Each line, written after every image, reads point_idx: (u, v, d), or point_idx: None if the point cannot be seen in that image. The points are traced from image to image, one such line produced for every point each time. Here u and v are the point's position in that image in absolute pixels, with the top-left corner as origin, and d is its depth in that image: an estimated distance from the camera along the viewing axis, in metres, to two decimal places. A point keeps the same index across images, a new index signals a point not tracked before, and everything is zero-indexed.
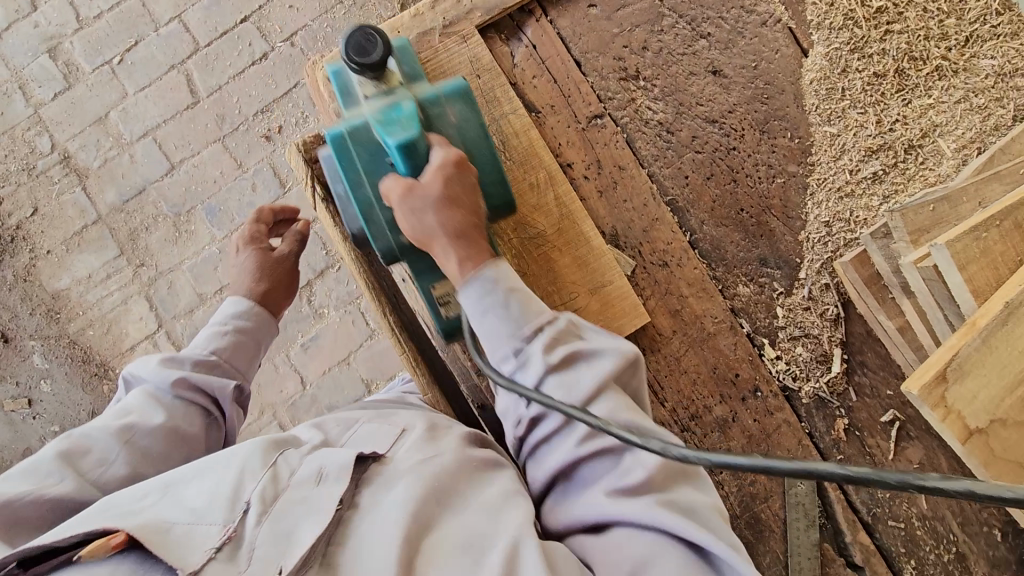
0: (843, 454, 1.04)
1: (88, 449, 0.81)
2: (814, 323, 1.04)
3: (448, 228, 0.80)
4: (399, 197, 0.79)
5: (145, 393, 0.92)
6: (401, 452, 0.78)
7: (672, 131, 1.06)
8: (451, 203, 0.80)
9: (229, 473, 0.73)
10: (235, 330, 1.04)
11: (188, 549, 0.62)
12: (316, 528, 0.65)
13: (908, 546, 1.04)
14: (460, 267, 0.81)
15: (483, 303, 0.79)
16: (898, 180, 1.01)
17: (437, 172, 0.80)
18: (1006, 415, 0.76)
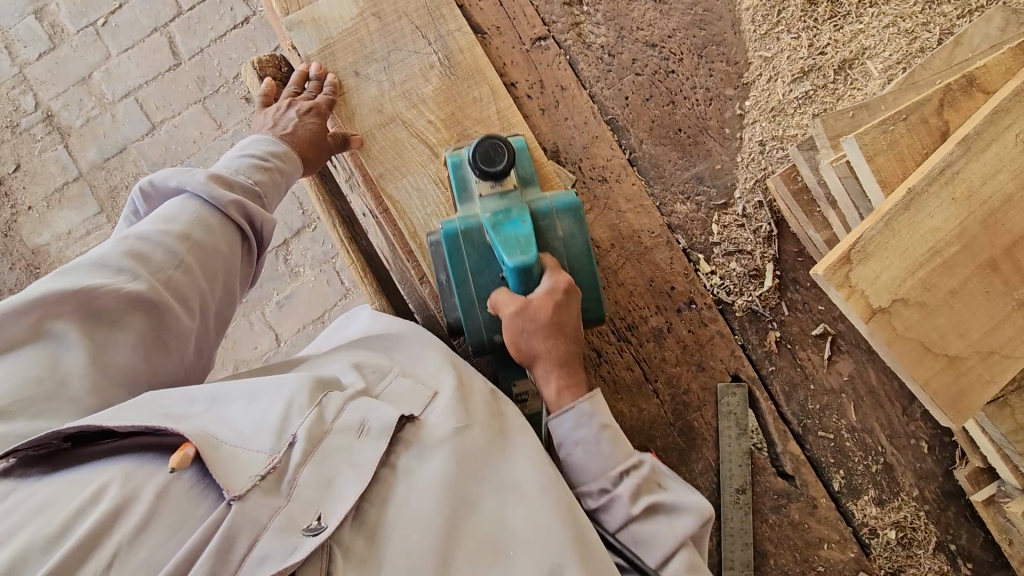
0: (774, 365, 1.07)
1: (150, 255, 0.75)
2: (748, 240, 1.07)
3: (551, 353, 0.82)
4: (508, 314, 0.82)
5: (198, 206, 0.81)
6: (435, 418, 0.77)
7: (613, 54, 1.10)
8: (557, 331, 0.82)
9: (276, 401, 0.70)
10: (281, 169, 0.92)
11: (237, 470, 0.61)
12: (357, 485, 0.65)
13: (837, 457, 1.06)
14: (547, 345, 0.82)
15: (578, 440, 0.78)
16: (828, 100, 1.05)
17: (545, 297, 0.82)
18: (908, 295, 0.80)
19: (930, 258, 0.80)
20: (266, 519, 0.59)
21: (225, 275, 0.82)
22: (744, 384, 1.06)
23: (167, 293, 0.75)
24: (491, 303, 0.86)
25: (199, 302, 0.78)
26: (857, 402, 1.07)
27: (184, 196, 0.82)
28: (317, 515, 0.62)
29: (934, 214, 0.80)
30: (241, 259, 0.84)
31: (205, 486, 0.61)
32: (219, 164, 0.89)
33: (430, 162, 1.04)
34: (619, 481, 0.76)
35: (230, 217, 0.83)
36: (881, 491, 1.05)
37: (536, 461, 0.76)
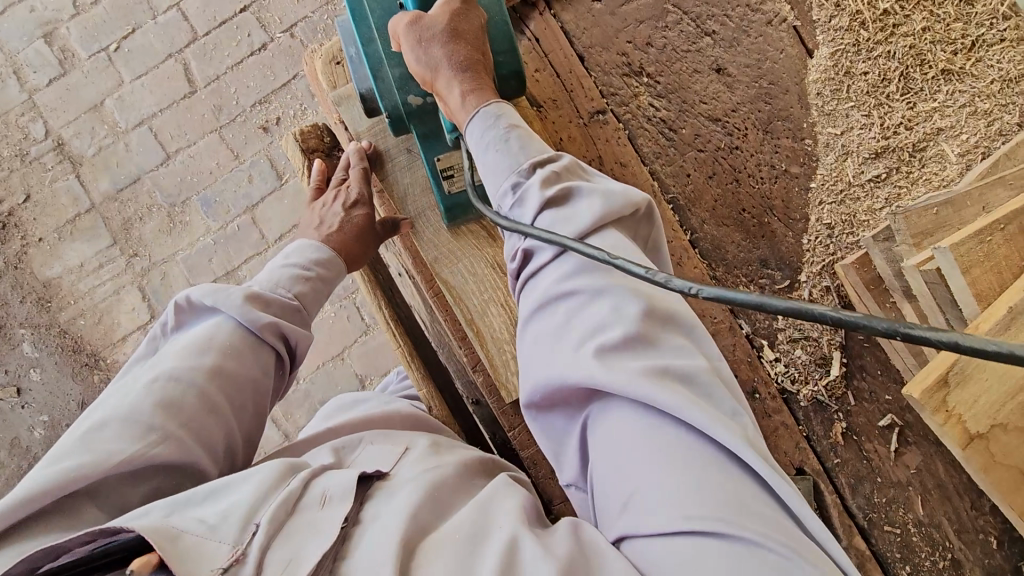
0: (840, 457, 1.03)
1: (181, 394, 0.70)
2: (814, 326, 1.03)
3: (457, 56, 0.81)
4: (405, 23, 0.82)
5: (233, 330, 0.78)
6: (405, 472, 0.72)
7: (675, 129, 1.05)
8: (455, 36, 0.82)
9: (242, 486, 0.64)
10: (321, 276, 0.91)
11: (197, 564, 0.54)
12: (324, 543, 0.57)
13: (903, 552, 1.02)
14: (461, 99, 0.81)
15: (486, 137, 0.77)
16: (902, 183, 1.00)
17: (443, 5, 0.83)
18: (1007, 421, 0.75)
19: None
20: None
21: (252, 405, 0.78)
22: (809, 476, 1.02)
23: (199, 443, 0.69)
24: (394, 43, 0.84)
25: (227, 444, 0.73)
26: (924, 496, 1.03)
27: (217, 319, 0.79)
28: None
29: None
30: (270, 384, 0.81)
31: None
32: (259, 277, 0.88)
33: (486, 245, 0.99)
34: (531, 173, 0.73)
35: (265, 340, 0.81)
36: None
37: (499, 484, 0.68)
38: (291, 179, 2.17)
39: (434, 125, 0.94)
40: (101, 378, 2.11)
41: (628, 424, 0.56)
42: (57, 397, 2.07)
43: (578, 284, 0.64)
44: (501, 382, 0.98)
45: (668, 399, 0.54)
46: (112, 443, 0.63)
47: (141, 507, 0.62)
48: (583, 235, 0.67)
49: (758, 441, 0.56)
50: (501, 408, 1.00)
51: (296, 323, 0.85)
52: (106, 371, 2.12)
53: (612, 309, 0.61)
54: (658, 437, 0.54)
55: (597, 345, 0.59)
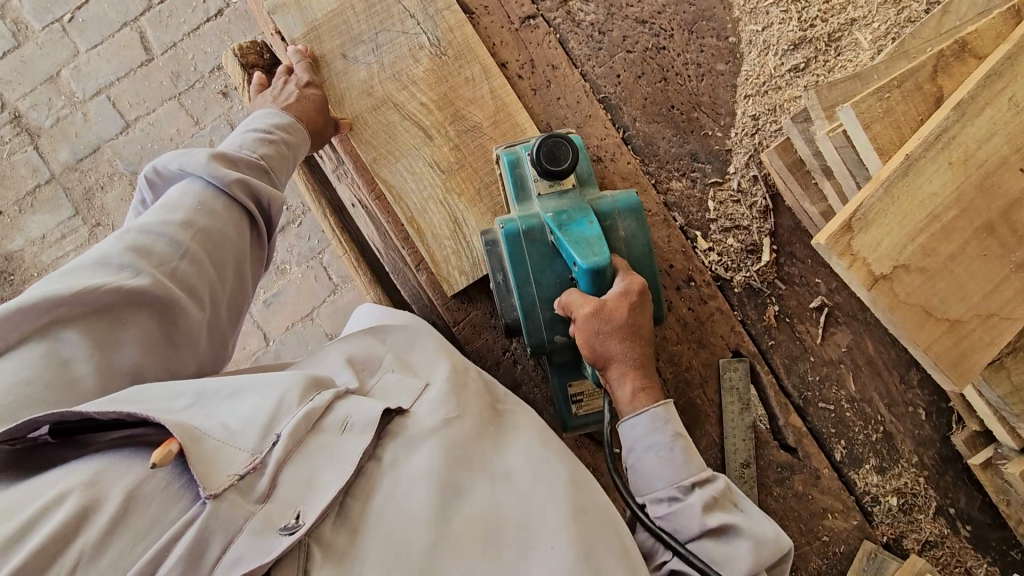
0: (774, 340, 1.07)
1: (153, 245, 0.73)
2: (744, 215, 1.07)
3: (642, 387, 0.82)
4: (583, 317, 0.80)
5: (198, 190, 0.78)
6: (425, 411, 0.77)
7: (604, 31, 1.09)
8: (633, 335, 0.81)
9: (267, 401, 0.68)
10: (286, 140, 0.90)
11: (214, 466, 0.60)
12: (337, 483, 0.64)
13: (838, 428, 1.07)
14: (631, 396, 0.81)
15: (650, 439, 0.80)
16: (819, 72, 1.05)
17: (620, 299, 0.81)
18: (909, 261, 0.80)
19: (928, 224, 0.80)
20: (241, 520, 0.58)
21: (233, 262, 0.79)
22: (745, 359, 1.06)
23: (172, 287, 0.71)
24: (561, 305, 0.83)
25: (210, 293, 0.76)
26: (856, 373, 1.08)
27: (186, 181, 0.80)
28: (296, 512, 0.61)
29: (932, 179, 0.80)
30: (247, 243, 0.81)
31: (182, 486, 0.60)
32: (223, 143, 0.87)
33: (423, 145, 1.02)
34: (690, 491, 0.78)
35: (236, 198, 0.80)
36: (881, 460, 1.07)
37: (522, 445, 0.77)
38: None
39: (567, 358, 0.93)
40: None
41: None
42: None
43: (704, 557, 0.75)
44: (443, 277, 1.01)
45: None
46: (83, 280, 0.67)
47: (164, 384, 0.68)
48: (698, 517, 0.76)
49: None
50: (446, 304, 1.03)
51: (266, 182, 0.85)
52: None
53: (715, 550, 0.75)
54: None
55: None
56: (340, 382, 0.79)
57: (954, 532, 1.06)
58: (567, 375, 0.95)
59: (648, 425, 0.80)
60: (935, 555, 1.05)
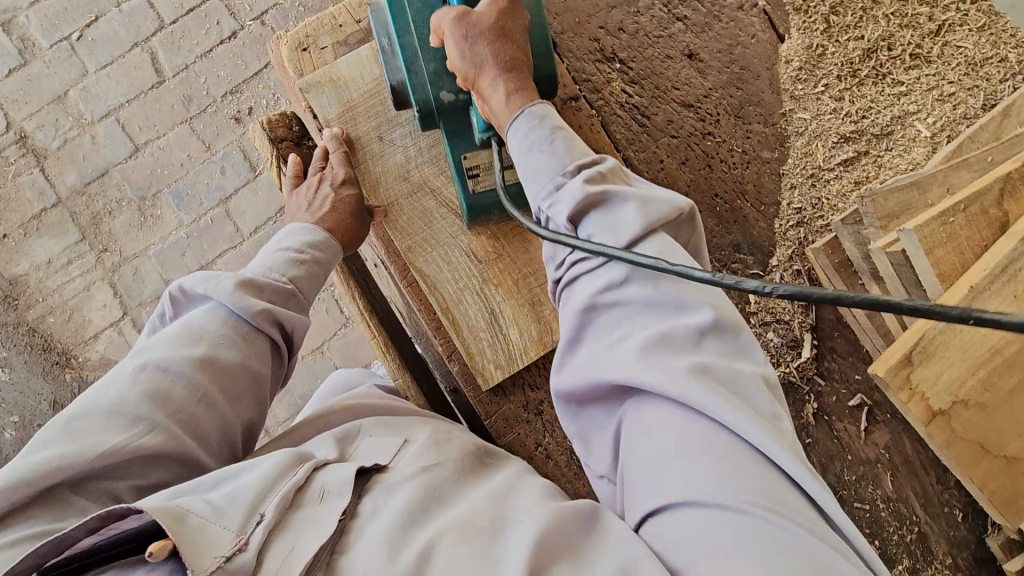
0: (811, 437, 1.05)
1: (170, 387, 0.69)
2: (786, 309, 1.05)
3: (506, 56, 0.78)
4: (450, 22, 0.78)
5: (222, 320, 0.77)
6: (403, 461, 0.70)
7: (648, 115, 1.05)
8: (503, 36, 0.79)
9: (250, 481, 0.62)
10: (317, 259, 0.89)
11: (199, 548, 0.54)
12: (319, 536, 0.57)
13: (872, 527, 1.05)
14: (507, 97, 0.76)
15: (530, 138, 0.72)
16: (870, 167, 1.02)
17: (490, 9, 0.79)
18: (968, 396, 0.78)
19: (990, 357, 0.78)
20: None
21: (252, 395, 0.77)
22: None
23: (190, 438, 0.68)
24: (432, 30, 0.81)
25: (223, 436, 0.72)
26: (892, 472, 1.06)
27: (211, 308, 0.78)
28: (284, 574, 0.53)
29: (995, 312, 0.78)
30: (269, 372, 0.79)
31: None
32: (253, 264, 0.86)
33: (461, 234, 0.98)
34: (575, 173, 0.68)
35: (261, 328, 0.79)
36: (915, 560, 1.05)
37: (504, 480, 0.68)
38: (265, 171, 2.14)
39: (461, 118, 0.91)
40: (72, 376, 2.06)
41: (654, 408, 0.56)
42: (28, 397, 2.02)
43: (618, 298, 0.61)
44: (478, 369, 0.97)
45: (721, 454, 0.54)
46: (95, 435, 0.62)
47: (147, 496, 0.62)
48: (627, 243, 0.63)
49: (797, 446, 0.54)
50: (478, 396, 1.00)
51: (293, 307, 0.83)
52: (77, 370, 2.08)
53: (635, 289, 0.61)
54: (676, 409, 0.55)
55: (644, 343, 0.58)
56: (320, 453, 0.74)
57: None
58: (459, 147, 0.93)
59: (526, 125, 0.73)
60: None
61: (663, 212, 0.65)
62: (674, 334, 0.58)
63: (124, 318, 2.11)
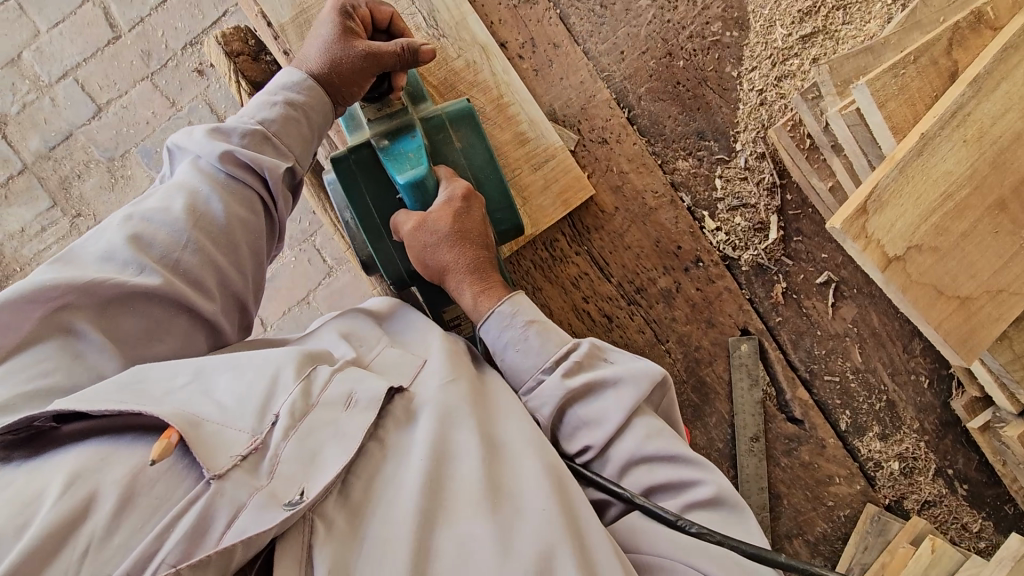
0: (781, 316, 1.09)
1: (155, 231, 0.76)
2: (752, 193, 1.06)
3: (458, 263, 0.84)
4: (410, 231, 0.85)
5: (197, 166, 0.80)
6: (423, 386, 0.78)
7: (606, 5, 1.05)
8: (461, 239, 0.83)
9: (261, 382, 0.69)
10: (300, 106, 0.84)
11: (217, 449, 0.62)
12: (341, 458, 0.66)
13: (842, 398, 1.10)
14: (476, 301, 0.84)
15: (504, 339, 0.81)
16: (827, 43, 1.02)
17: (443, 208, 0.84)
18: (922, 242, 0.81)
19: (942, 203, 0.81)
20: (246, 496, 0.61)
21: (246, 245, 0.81)
22: (754, 336, 1.07)
23: (180, 280, 0.75)
24: (394, 228, 0.88)
25: (222, 254, 0.79)
26: (861, 344, 1.10)
27: (191, 159, 0.81)
28: (300, 489, 0.63)
29: (946, 157, 0.80)
30: (260, 223, 0.83)
31: (185, 467, 0.62)
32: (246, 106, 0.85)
33: None
34: (523, 322, 0.81)
35: (239, 178, 0.81)
36: (884, 427, 1.10)
37: (517, 415, 0.76)
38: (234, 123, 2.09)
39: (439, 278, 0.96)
40: None
41: (598, 429, 0.77)
42: None
43: (564, 360, 0.79)
44: None
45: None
46: (88, 270, 0.72)
47: (168, 363, 0.71)
48: (572, 376, 0.78)
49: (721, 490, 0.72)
50: None
51: (265, 151, 0.82)
52: None
53: (594, 410, 0.77)
54: (625, 435, 0.75)
55: (584, 395, 0.78)
56: (339, 354, 0.80)
57: (951, 492, 1.11)
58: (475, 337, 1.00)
59: (497, 325, 0.81)
60: (933, 514, 1.11)
61: (637, 396, 0.76)
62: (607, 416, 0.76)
63: None
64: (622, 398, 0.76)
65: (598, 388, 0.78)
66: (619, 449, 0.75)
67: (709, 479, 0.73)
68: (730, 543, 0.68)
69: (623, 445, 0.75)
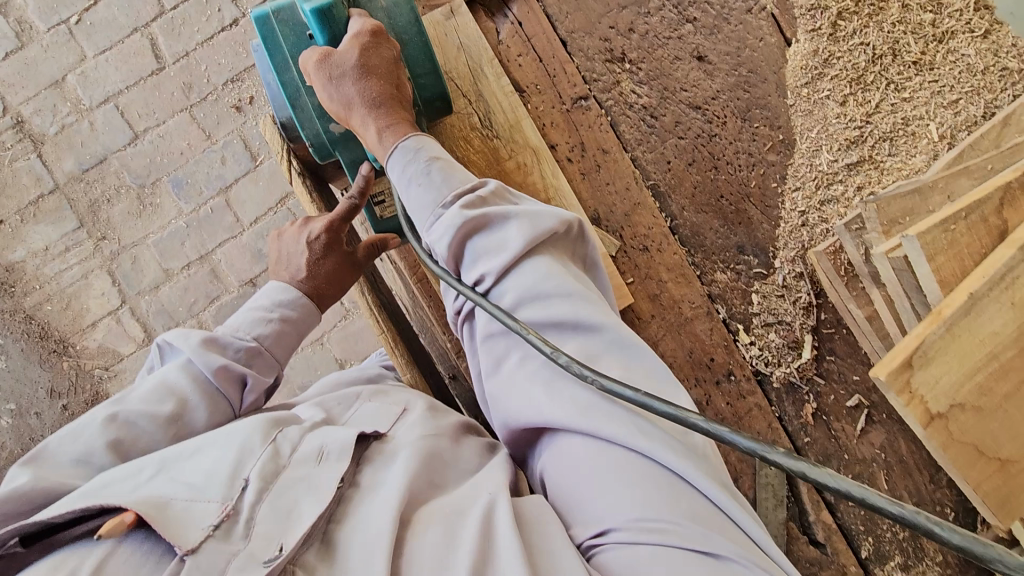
0: (809, 436, 1.07)
1: (136, 436, 0.74)
2: (788, 311, 1.06)
3: (362, 94, 0.82)
4: (315, 61, 0.82)
5: (182, 368, 0.80)
6: (401, 432, 0.77)
7: (656, 116, 1.06)
8: (368, 73, 0.82)
9: (228, 450, 0.68)
10: (285, 318, 0.88)
11: (185, 525, 0.59)
12: (318, 506, 0.63)
13: (866, 524, 1.09)
14: (377, 137, 0.83)
15: (405, 174, 0.81)
16: (872, 173, 1.03)
17: (351, 40, 0.82)
18: (965, 400, 0.80)
19: (988, 363, 0.80)
20: (224, 561, 0.57)
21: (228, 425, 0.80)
22: (781, 456, 1.06)
23: None
24: (303, 69, 0.85)
25: None
26: (887, 471, 1.08)
27: (179, 362, 0.80)
28: (279, 544, 0.59)
29: (993, 318, 0.80)
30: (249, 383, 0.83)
31: (148, 551, 0.58)
32: (228, 320, 0.87)
33: None
34: (428, 159, 0.81)
35: (223, 385, 0.80)
36: (906, 557, 1.08)
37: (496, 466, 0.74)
38: (267, 161, 2.12)
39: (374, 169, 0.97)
40: (71, 364, 2.09)
41: (492, 262, 0.74)
42: (25, 384, 2.05)
43: (464, 194, 0.78)
44: None
45: (600, 424, 0.63)
46: (64, 475, 0.69)
47: (131, 463, 0.68)
48: (471, 207, 0.77)
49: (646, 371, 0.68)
50: None
51: (255, 364, 0.84)
52: (75, 358, 2.10)
53: (492, 244, 0.75)
54: (524, 266, 0.73)
55: (484, 228, 0.76)
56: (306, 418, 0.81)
57: None
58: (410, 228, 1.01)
59: (400, 159, 0.81)
60: None
61: (540, 231, 0.74)
62: (503, 244, 0.74)
63: (122, 306, 2.11)
64: (518, 229, 0.74)
65: (497, 221, 0.76)
66: (509, 280, 0.73)
67: (600, 318, 0.70)
68: (595, 381, 0.64)
69: (516, 277, 0.73)
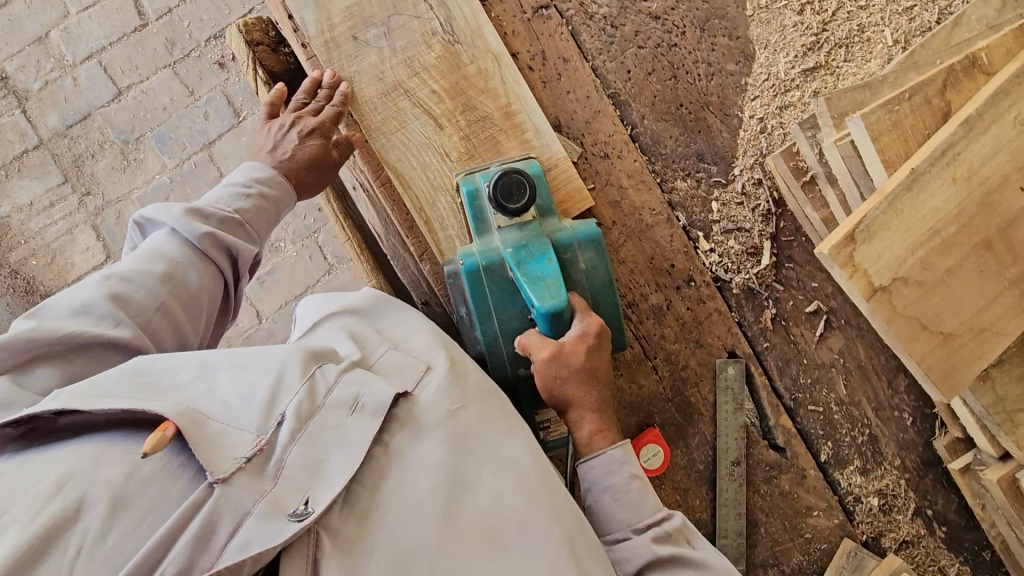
0: (768, 342, 1.09)
1: (132, 291, 0.75)
2: (747, 218, 1.07)
3: (583, 402, 0.82)
4: (541, 360, 0.81)
5: (169, 235, 0.81)
6: (428, 396, 0.75)
7: (616, 25, 1.08)
8: (590, 377, 0.82)
9: (266, 377, 0.69)
10: (265, 194, 0.87)
11: (218, 451, 0.61)
12: (344, 474, 0.64)
13: (826, 429, 1.10)
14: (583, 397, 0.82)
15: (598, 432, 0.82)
16: (828, 77, 1.05)
17: (577, 342, 0.81)
18: (908, 274, 0.82)
19: (929, 238, 0.82)
20: (250, 504, 0.59)
21: (208, 305, 0.82)
22: (740, 359, 1.08)
23: (148, 336, 0.75)
24: (519, 344, 0.85)
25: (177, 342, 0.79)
26: (846, 376, 1.10)
27: (165, 231, 0.81)
28: (305, 498, 0.61)
29: (935, 194, 0.82)
30: (225, 268, 0.84)
31: (183, 464, 0.61)
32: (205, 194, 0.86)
33: (433, 135, 1.01)
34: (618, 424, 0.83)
35: (211, 254, 0.82)
36: (865, 461, 1.10)
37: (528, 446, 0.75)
38: (250, 117, 2.14)
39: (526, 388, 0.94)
40: None
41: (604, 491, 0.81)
42: None
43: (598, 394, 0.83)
44: None
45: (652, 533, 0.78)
46: (65, 323, 0.70)
47: (171, 357, 0.70)
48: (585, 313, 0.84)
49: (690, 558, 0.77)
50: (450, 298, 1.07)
51: (241, 237, 0.85)
52: None
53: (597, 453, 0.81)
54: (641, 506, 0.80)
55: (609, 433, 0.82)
56: (342, 352, 0.79)
57: (930, 532, 1.10)
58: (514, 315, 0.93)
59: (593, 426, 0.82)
60: (910, 555, 1.09)
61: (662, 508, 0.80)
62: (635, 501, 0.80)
63: (106, 261, 2.12)
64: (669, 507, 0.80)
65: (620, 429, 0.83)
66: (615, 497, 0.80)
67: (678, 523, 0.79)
68: None
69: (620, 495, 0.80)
